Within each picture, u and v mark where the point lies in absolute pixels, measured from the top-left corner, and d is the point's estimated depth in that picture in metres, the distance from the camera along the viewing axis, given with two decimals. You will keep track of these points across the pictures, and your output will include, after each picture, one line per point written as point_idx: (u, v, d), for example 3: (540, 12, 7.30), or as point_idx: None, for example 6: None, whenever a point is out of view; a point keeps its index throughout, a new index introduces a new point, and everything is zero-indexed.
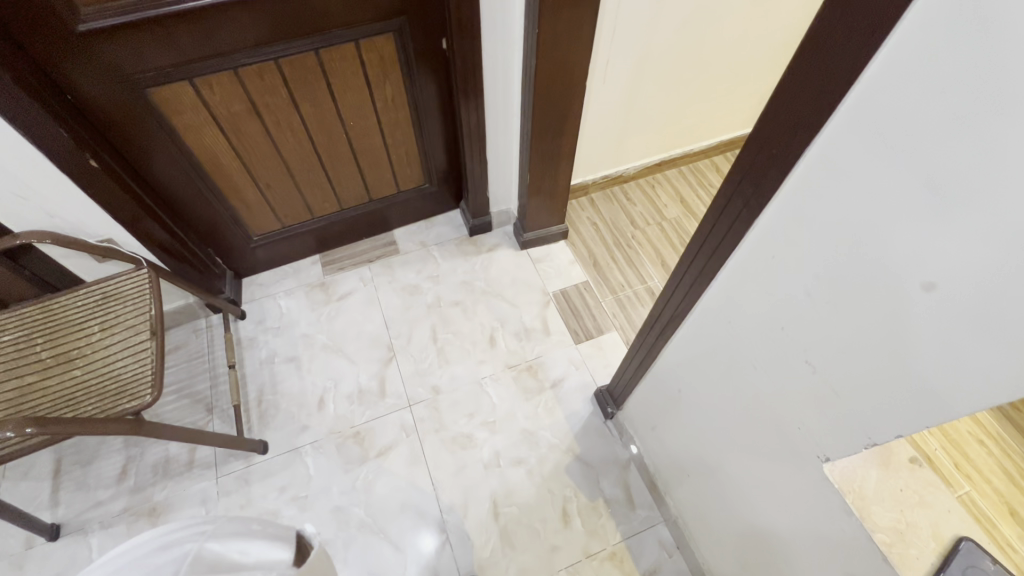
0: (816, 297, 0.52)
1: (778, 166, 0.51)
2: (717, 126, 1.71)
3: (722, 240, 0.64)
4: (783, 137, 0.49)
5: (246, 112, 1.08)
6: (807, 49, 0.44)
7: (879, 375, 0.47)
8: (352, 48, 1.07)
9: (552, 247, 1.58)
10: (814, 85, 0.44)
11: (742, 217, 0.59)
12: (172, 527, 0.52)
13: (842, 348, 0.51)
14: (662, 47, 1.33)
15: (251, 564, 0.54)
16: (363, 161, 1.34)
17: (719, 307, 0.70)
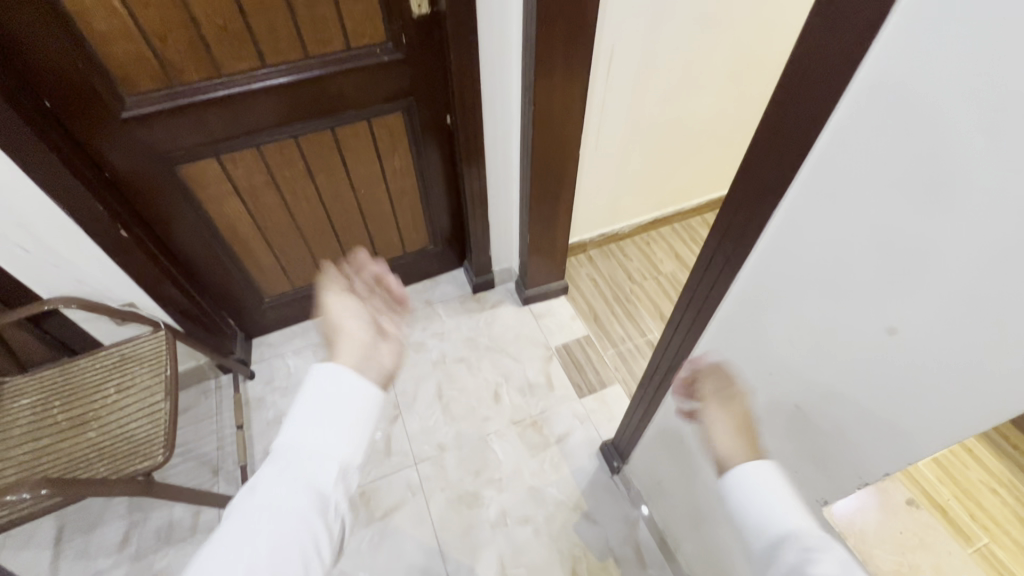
0: (798, 345, 0.56)
1: (752, 225, 0.57)
2: (704, 186, 1.82)
3: (709, 293, 0.68)
4: (752, 200, 0.56)
5: (265, 183, 1.17)
6: (763, 127, 0.51)
7: (863, 415, 0.51)
8: (365, 125, 1.17)
9: (553, 302, 1.63)
10: (772, 157, 0.51)
11: (725, 272, 0.64)
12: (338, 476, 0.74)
13: (825, 391, 0.54)
14: (647, 117, 1.45)
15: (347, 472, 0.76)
16: (372, 225, 1.42)
17: (711, 357, 0.73)
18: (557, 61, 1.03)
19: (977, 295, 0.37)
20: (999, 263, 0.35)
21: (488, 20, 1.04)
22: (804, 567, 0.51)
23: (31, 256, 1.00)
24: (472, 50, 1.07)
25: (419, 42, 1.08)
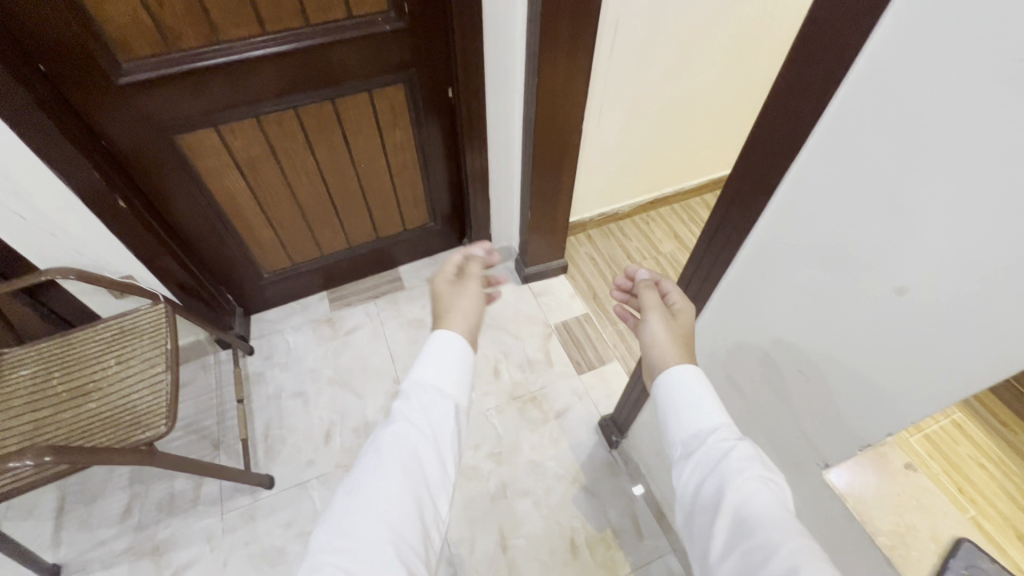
0: (803, 310, 0.56)
1: (761, 192, 0.57)
2: (704, 166, 1.81)
3: (714, 262, 0.69)
4: (761, 165, 0.56)
5: (264, 155, 1.15)
6: (778, 90, 0.51)
7: (866, 380, 0.52)
8: (365, 97, 1.15)
9: (552, 281, 1.63)
10: (784, 122, 0.51)
11: (731, 241, 0.64)
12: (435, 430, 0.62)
13: (828, 355, 0.55)
14: (650, 95, 1.44)
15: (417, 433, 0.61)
16: (372, 200, 1.41)
17: (716, 326, 0.74)
18: (563, 32, 1.01)
19: (985, 253, 0.37)
20: (1008, 220, 0.35)
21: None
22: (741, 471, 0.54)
23: (27, 225, 0.99)
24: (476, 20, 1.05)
25: (421, 11, 1.06)
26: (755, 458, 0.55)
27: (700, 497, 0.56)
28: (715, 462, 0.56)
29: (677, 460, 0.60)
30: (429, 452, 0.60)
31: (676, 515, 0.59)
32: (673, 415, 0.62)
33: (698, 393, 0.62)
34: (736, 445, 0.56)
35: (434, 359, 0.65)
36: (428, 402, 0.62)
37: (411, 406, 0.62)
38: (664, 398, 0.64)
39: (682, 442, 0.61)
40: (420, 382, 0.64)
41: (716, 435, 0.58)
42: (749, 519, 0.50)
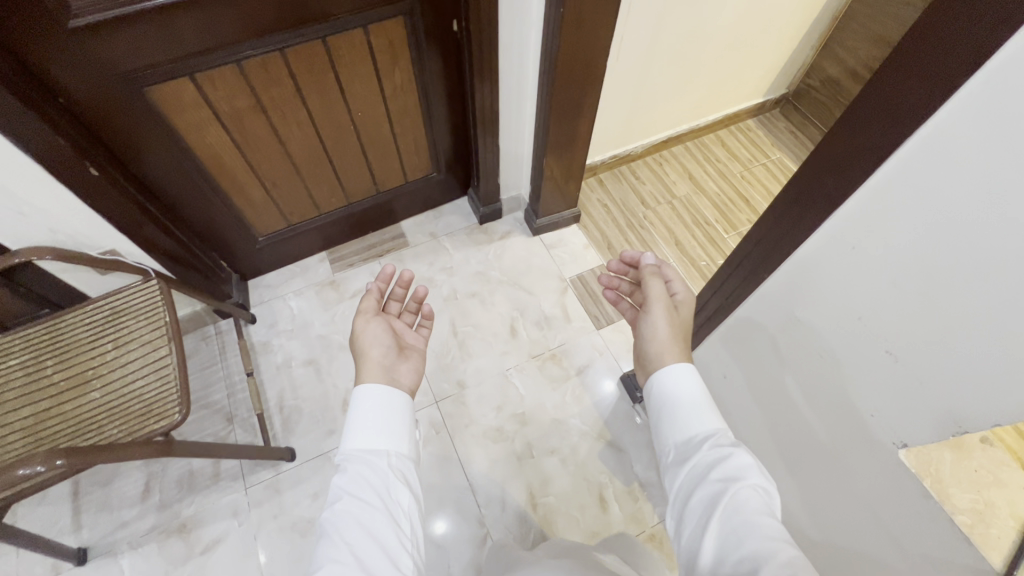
0: (905, 290, 0.51)
1: (870, 157, 0.50)
2: (722, 100, 1.69)
3: (795, 227, 0.63)
4: (885, 117, 0.48)
5: (250, 107, 1.01)
6: (917, 43, 0.44)
7: (978, 369, 0.47)
8: (360, 34, 1.00)
9: (564, 231, 1.55)
10: (922, 77, 0.44)
11: (821, 210, 0.58)
12: (378, 485, 0.69)
13: (930, 337, 0.50)
14: (675, 21, 1.28)
15: (356, 492, 0.68)
16: (371, 152, 1.28)
17: (787, 288, 0.69)
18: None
19: None
20: None
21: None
22: (730, 461, 0.65)
23: None
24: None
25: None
26: (744, 461, 0.65)
27: (694, 497, 0.65)
28: (708, 464, 0.66)
29: (675, 465, 0.70)
30: (376, 512, 0.66)
31: (668, 517, 0.68)
32: (676, 423, 0.74)
33: (696, 401, 0.74)
34: (728, 450, 0.67)
35: (360, 429, 0.74)
36: (363, 468, 0.71)
37: (351, 476, 0.70)
38: (669, 407, 0.76)
39: (682, 449, 0.71)
40: (352, 454, 0.72)
41: (715, 438, 0.69)
42: (735, 512, 0.60)
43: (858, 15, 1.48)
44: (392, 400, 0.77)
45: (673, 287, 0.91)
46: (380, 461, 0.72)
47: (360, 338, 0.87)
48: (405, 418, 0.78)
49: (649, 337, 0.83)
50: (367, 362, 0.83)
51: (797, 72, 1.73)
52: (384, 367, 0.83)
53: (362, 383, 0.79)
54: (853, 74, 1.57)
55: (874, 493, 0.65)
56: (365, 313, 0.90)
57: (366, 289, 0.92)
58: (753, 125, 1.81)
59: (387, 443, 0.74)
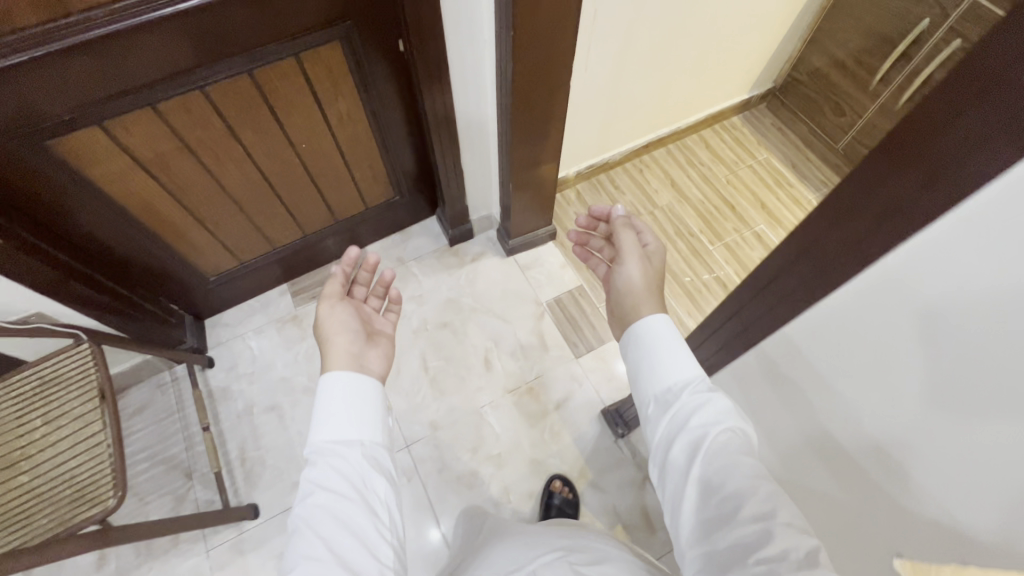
0: (888, 405, 0.45)
1: (863, 251, 0.44)
2: (705, 100, 1.59)
3: (781, 300, 0.57)
4: (879, 211, 0.41)
5: (176, 150, 0.92)
6: (913, 133, 0.37)
7: (989, 454, 0.36)
8: (293, 64, 0.90)
9: (540, 250, 1.46)
10: (923, 173, 0.37)
11: (811, 293, 0.51)
12: (357, 476, 0.59)
13: (932, 411, 0.41)
14: (647, 24, 1.18)
15: (335, 487, 0.57)
16: (324, 183, 1.19)
17: (776, 363, 0.62)
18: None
19: None
20: None
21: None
22: (709, 412, 0.57)
23: None
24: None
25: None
26: (727, 408, 0.58)
27: (675, 448, 0.57)
28: (690, 411, 0.58)
29: (655, 413, 0.62)
30: (351, 503, 0.57)
31: (651, 467, 0.60)
32: (652, 373, 0.64)
33: (673, 348, 0.65)
34: (711, 395, 0.60)
35: (328, 415, 0.63)
36: (335, 461, 0.59)
37: (323, 470, 0.59)
38: (643, 359, 0.67)
39: (662, 396, 0.62)
40: (322, 446, 0.61)
41: (693, 386, 0.61)
42: (722, 465, 0.53)
43: (846, 6, 1.37)
44: (362, 385, 0.65)
45: (644, 237, 0.83)
46: (356, 450, 0.61)
47: (324, 323, 0.75)
48: (377, 399, 0.67)
49: (625, 293, 0.76)
50: (333, 350, 0.71)
51: (784, 66, 1.62)
52: (352, 355, 0.70)
53: (328, 372, 0.66)
54: (841, 68, 1.46)
55: (864, 538, 0.51)
56: (327, 296, 0.78)
57: (329, 271, 0.82)
58: (738, 123, 1.71)
59: (356, 430, 0.63)
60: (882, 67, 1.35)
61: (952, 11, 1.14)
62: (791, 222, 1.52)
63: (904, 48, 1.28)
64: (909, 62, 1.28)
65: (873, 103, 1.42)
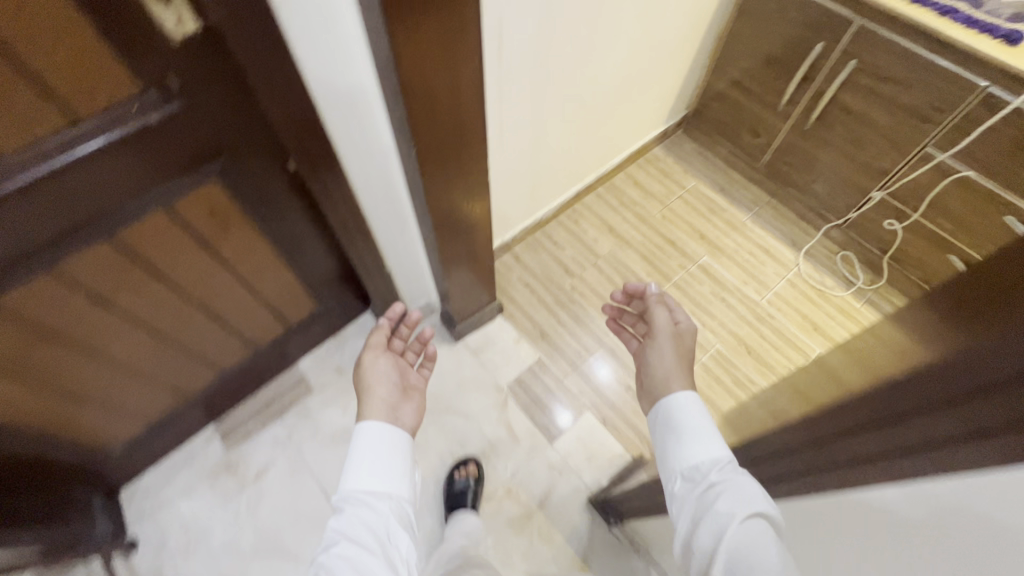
0: None
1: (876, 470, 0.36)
2: (625, 139, 1.55)
3: (787, 472, 0.49)
4: (899, 432, 0.34)
5: (31, 341, 0.75)
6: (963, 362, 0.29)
7: None
8: (162, 215, 0.77)
9: (489, 328, 1.36)
10: (968, 418, 0.29)
11: (814, 479, 0.44)
12: (387, 526, 0.66)
13: None
14: (557, 89, 1.12)
15: (362, 536, 0.63)
16: (232, 317, 1.03)
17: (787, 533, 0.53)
18: (438, 77, 0.68)
19: None
20: None
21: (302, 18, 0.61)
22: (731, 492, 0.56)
23: None
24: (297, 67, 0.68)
25: (216, 83, 0.67)
26: (754, 488, 0.55)
27: (699, 535, 0.55)
28: (715, 492, 0.57)
29: (683, 491, 0.62)
30: (372, 558, 0.61)
31: (676, 545, 0.59)
32: (682, 449, 0.65)
33: (696, 421, 0.67)
34: (738, 476, 0.58)
35: (362, 469, 0.70)
36: (365, 512, 0.66)
37: (351, 520, 0.65)
38: (671, 434, 0.68)
39: (689, 474, 0.62)
40: (353, 496, 0.68)
41: (722, 465, 0.60)
42: (742, 548, 0.50)
43: (742, 34, 1.38)
44: (394, 439, 0.74)
45: (676, 316, 0.87)
46: (384, 504, 0.68)
47: (366, 372, 0.89)
48: (406, 461, 0.75)
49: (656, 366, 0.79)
50: (371, 397, 0.83)
51: (693, 94, 1.63)
52: (387, 403, 0.82)
53: (364, 420, 0.77)
54: (748, 92, 1.48)
55: None
56: (373, 347, 0.93)
57: (375, 326, 0.97)
58: (660, 154, 1.70)
59: (386, 487, 0.70)
60: (787, 89, 1.36)
61: (843, 36, 1.17)
62: (732, 248, 1.52)
63: (806, 71, 1.29)
64: (812, 84, 1.30)
65: (785, 123, 1.43)
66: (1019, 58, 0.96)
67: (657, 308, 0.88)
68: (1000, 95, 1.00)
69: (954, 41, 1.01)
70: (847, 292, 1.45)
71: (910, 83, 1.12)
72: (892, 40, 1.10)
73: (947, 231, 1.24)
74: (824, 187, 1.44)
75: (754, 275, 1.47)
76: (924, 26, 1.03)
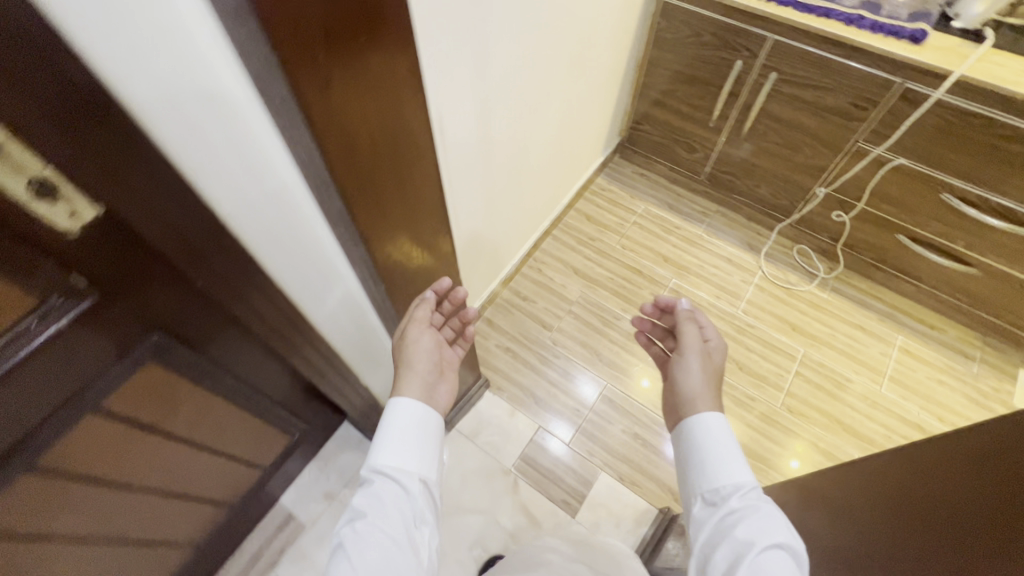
0: None
1: None
2: (570, 177, 1.53)
3: None
4: None
5: None
6: None
7: None
8: (96, 416, 0.62)
9: (479, 406, 1.28)
10: None
11: None
12: (414, 505, 0.63)
13: None
14: (505, 154, 1.07)
15: (389, 519, 0.60)
16: (199, 485, 0.90)
17: None
18: (387, 185, 0.57)
19: None
20: None
21: (222, 159, 0.44)
22: (750, 520, 0.59)
23: None
24: (229, 224, 0.49)
25: (143, 262, 0.49)
26: (777, 520, 0.59)
27: (716, 555, 0.59)
28: (738, 518, 0.60)
29: (702, 512, 0.65)
30: (397, 544, 0.58)
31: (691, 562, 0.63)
32: (703, 469, 0.67)
33: (718, 438, 0.68)
34: (760, 505, 0.61)
35: (394, 445, 0.66)
36: (392, 491, 0.63)
37: (377, 497, 0.62)
38: (693, 449, 0.70)
39: (709, 496, 0.65)
40: (383, 472, 0.64)
41: (744, 489, 0.63)
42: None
43: (660, 60, 1.40)
44: (429, 420, 0.69)
45: (705, 333, 0.82)
46: (412, 484, 0.64)
47: (409, 349, 0.75)
48: (438, 439, 0.70)
49: (682, 385, 0.76)
50: (410, 377, 0.73)
51: (623, 120, 1.63)
52: (425, 383, 0.73)
53: (402, 400, 0.69)
54: (677, 113, 1.49)
55: None
56: (417, 322, 0.77)
57: (418, 298, 0.79)
58: (605, 183, 1.69)
59: (418, 466, 0.66)
60: (715, 106, 1.39)
61: (759, 52, 1.20)
62: (697, 264, 1.53)
63: (730, 88, 1.32)
64: (737, 99, 1.33)
65: (718, 137, 1.46)
66: (928, 54, 1.01)
67: (687, 324, 0.82)
68: (918, 89, 1.05)
69: (865, 47, 1.05)
70: (812, 284, 1.49)
71: (831, 88, 1.16)
72: (807, 52, 1.14)
73: (892, 214, 1.30)
74: (768, 190, 1.48)
75: (724, 288, 1.48)
76: (835, 36, 1.07)
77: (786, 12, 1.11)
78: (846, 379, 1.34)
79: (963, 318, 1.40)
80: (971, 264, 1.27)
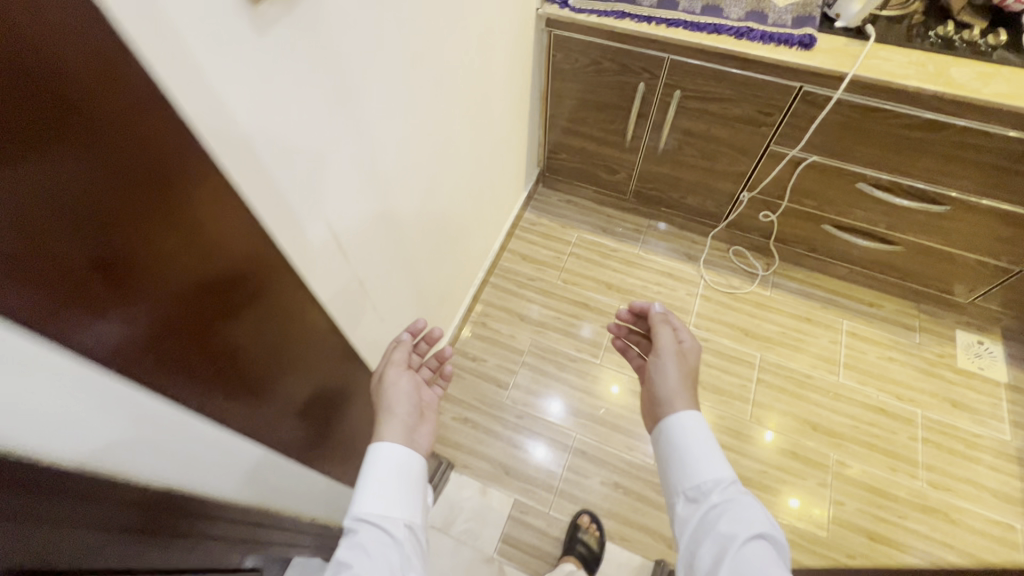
0: None
1: None
2: (496, 222, 1.45)
3: None
4: None
5: None
6: None
7: None
8: None
9: (447, 492, 1.18)
10: None
11: None
12: (401, 551, 0.59)
13: None
14: (423, 229, 0.98)
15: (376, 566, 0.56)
16: None
17: None
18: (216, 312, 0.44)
19: None
20: None
21: None
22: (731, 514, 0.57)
23: None
24: None
25: None
26: (756, 510, 0.57)
27: (700, 552, 0.56)
28: (719, 513, 0.58)
29: (683, 510, 0.62)
30: None
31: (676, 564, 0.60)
32: (681, 466, 0.64)
33: (692, 431, 0.66)
34: (739, 497, 0.59)
35: (375, 490, 0.62)
36: (377, 537, 0.59)
37: (361, 544, 0.58)
38: (669, 443, 0.67)
39: (689, 493, 0.62)
40: (365, 518, 0.60)
41: (722, 483, 0.61)
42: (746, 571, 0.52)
43: (564, 91, 1.35)
44: (412, 463, 0.65)
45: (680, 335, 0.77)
46: (398, 529, 0.60)
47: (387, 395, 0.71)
48: (421, 482, 0.66)
49: (656, 384, 0.72)
50: (391, 420, 0.69)
51: (538, 151, 1.58)
52: (405, 425, 0.69)
53: (382, 444, 0.65)
54: (592, 139, 1.45)
55: None
56: (395, 364, 0.74)
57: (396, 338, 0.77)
58: (533, 218, 1.63)
59: (402, 509, 0.62)
60: (627, 128, 1.36)
61: (660, 73, 1.18)
62: (641, 286, 1.49)
63: (638, 109, 1.29)
64: (648, 119, 1.31)
65: (636, 157, 1.43)
66: (819, 58, 1.02)
67: (659, 326, 0.77)
68: (818, 91, 1.05)
69: (761, 58, 1.04)
70: (753, 284, 1.49)
71: (735, 99, 1.15)
72: (706, 68, 1.12)
73: (814, 207, 1.31)
74: (695, 200, 1.47)
75: (672, 305, 1.45)
76: (729, 51, 1.06)
77: (679, 33, 1.09)
78: (805, 376, 1.34)
79: (897, 292, 1.44)
80: (894, 242, 1.30)
